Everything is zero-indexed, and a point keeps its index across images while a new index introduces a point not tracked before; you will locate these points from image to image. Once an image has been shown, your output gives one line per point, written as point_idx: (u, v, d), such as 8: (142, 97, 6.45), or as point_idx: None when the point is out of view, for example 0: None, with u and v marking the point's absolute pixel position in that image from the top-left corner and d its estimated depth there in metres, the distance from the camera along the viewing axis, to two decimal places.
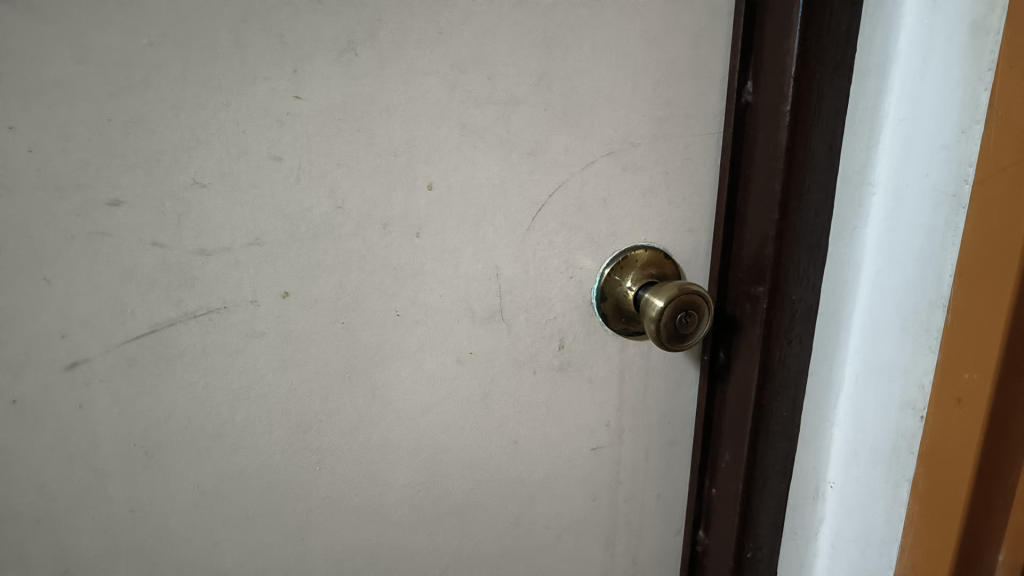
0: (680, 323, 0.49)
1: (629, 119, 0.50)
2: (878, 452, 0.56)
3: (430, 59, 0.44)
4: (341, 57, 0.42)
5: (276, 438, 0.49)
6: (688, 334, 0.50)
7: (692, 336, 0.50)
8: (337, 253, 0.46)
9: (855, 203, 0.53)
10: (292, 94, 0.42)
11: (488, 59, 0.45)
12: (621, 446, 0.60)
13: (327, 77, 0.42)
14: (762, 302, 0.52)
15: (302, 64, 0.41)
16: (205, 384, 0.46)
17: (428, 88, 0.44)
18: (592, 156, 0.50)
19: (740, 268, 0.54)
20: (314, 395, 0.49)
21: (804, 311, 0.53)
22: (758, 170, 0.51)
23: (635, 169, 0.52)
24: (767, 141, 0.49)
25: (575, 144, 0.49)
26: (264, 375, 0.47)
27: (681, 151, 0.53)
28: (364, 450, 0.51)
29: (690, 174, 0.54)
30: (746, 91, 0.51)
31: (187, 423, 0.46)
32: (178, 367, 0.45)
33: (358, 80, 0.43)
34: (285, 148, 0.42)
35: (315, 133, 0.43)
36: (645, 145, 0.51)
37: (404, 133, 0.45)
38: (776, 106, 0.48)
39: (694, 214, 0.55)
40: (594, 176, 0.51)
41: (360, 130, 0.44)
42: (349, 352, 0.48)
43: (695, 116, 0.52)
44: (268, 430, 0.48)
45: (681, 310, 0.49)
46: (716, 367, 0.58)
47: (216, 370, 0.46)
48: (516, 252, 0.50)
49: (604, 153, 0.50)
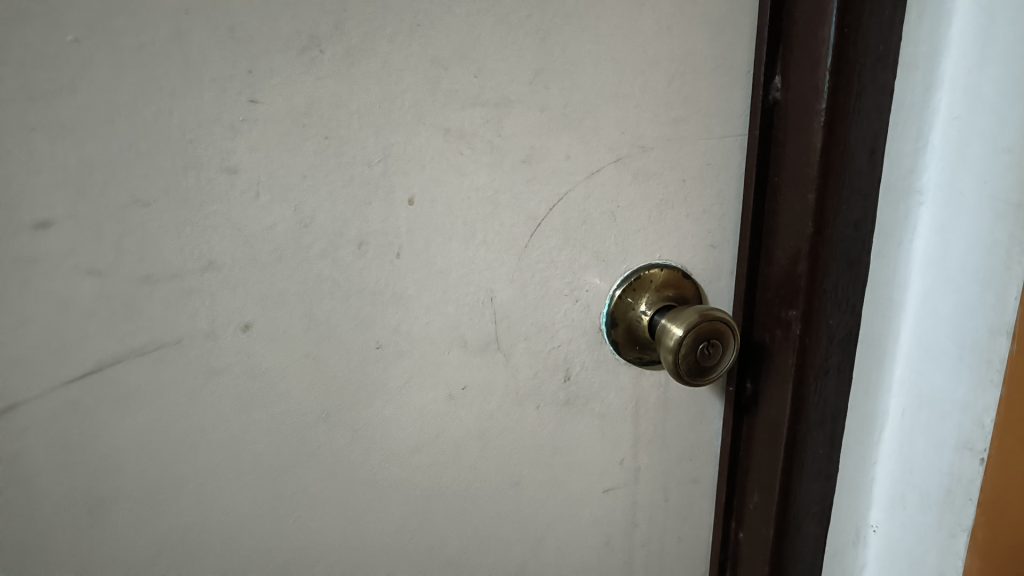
0: (701, 354, 0.43)
1: (639, 121, 0.44)
2: (929, 496, 0.49)
3: (407, 54, 0.38)
4: (305, 55, 0.36)
5: (242, 487, 0.43)
6: (710, 367, 0.43)
7: (715, 369, 0.44)
8: (306, 276, 0.40)
9: (901, 214, 0.46)
10: (249, 97, 0.36)
11: (476, 53, 0.39)
12: (636, 487, 0.53)
13: (290, 79, 0.36)
14: (796, 328, 0.46)
15: (258, 62, 0.36)
16: (158, 427, 0.40)
17: (407, 88, 0.39)
18: (597, 164, 0.44)
19: (768, 289, 0.48)
20: (284, 437, 0.43)
21: (841, 337, 0.47)
22: (789, 178, 0.45)
23: (648, 178, 0.46)
24: (799, 145, 0.43)
25: (578, 149, 0.43)
26: (225, 416, 0.41)
27: (700, 156, 0.46)
28: (344, 497, 0.46)
29: (711, 183, 0.47)
30: (775, 88, 0.45)
31: (140, 472, 0.41)
32: (127, 410, 0.39)
33: (326, 81, 0.37)
34: (241, 159, 0.37)
35: (275, 141, 0.37)
36: (658, 150, 0.45)
37: (380, 140, 0.39)
38: (809, 105, 0.42)
39: (716, 227, 0.49)
40: (601, 187, 0.45)
41: (328, 138, 0.38)
42: (323, 388, 0.43)
43: (716, 117, 0.46)
44: (234, 478, 0.43)
45: (702, 339, 0.42)
46: (743, 399, 0.52)
47: (170, 412, 0.40)
48: (513, 272, 0.44)
49: (611, 160, 0.44)
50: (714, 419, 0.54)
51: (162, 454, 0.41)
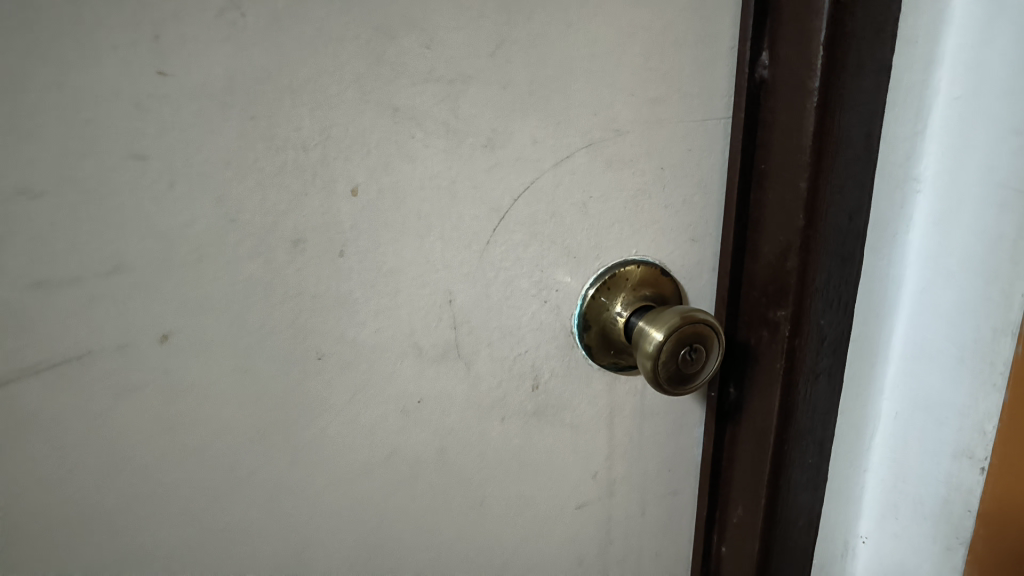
0: (683, 360, 0.38)
1: (613, 101, 0.39)
2: (924, 507, 0.46)
3: (346, 21, 0.33)
4: (225, 20, 0.31)
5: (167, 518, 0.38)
6: (692, 375, 0.39)
7: (698, 377, 0.39)
8: (235, 279, 0.35)
9: (897, 204, 0.43)
10: (160, 69, 0.31)
11: (429, 21, 0.34)
12: (611, 502, 0.49)
13: (207, 49, 0.31)
14: (785, 329, 0.42)
15: (168, 27, 0.30)
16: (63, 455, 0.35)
17: (348, 62, 0.33)
18: (567, 149, 0.39)
19: (755, 286, 0.44)
20: (213, 463, 0.38)
21: (832, 339, 0.43)
22: (777, 165, 0.41)
23: (623, 165, 0.41)
24: (788, 128, 0.39)
25: (545, 133, 0.38)
26: (142, 441, 0.36)
27: (680, 141, 0.42)
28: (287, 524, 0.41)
29: (691, 170, 0.43)
30: (762, 65, 0.40)
31: (48, 501, 0.35)
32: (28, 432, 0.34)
33: (250, 51, 0.32)
34: (151, 143, 0.32)
35: (191, 122, 0.32)
36: (634, 133, 0.41)
37: (316, 121, 0.34)
38: (800, 82, 0.38)
39: (697, 219, 0.45)
40: (571, 176, 0.40)
41: (255, 118, 0.33)
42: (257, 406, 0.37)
43: (697, 97, 0.42)
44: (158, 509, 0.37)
45: (684, 344, 0.38)
46: (727, 406, 0.48)
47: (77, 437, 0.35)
48: (473, 272, 0.40)
49: (582, 145, 0.40)
50: (694, 426, 0.50)
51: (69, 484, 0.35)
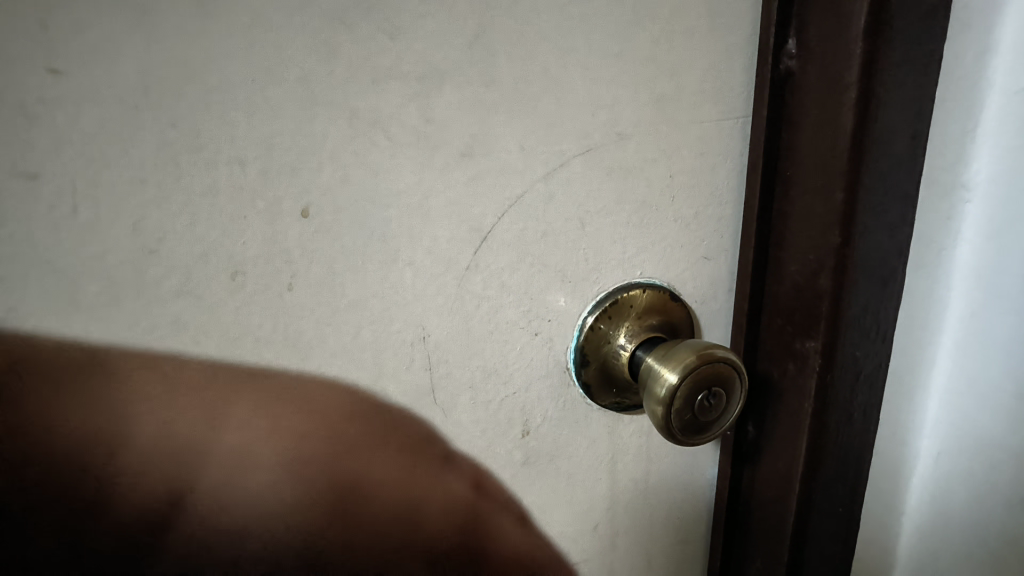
0: (699, 406, 0.33)
1: (617, 99, 0.33)
2: (970, 560, 0.41)
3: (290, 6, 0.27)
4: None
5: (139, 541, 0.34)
6: (710, 421, 0.33)
7: (716, 424, 0.34)
8: (161, 319, 0.30)
9: (940, 217, 0.37)
10: (63, 64, 0.26)
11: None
12: (613, 556, 0.43)
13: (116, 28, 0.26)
14: (815, 364, 0.36)
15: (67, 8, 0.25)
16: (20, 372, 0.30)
17: (291, 57, 0.28)
18: (560, 157, 0.33)
19: (778, 312, 0.38)
20: (130, 489, 0.33)
21: (868, 372, 0.38)
22: (806, 174, 0.35)
23: (626, 174, 0.35)
24: (820, 129, 0.33)
25: (534, 137, 0.32)
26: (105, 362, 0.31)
27: (692, 145, 0.36)
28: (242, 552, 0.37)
29: (704, 179, 0.37)
30: (788, 56, 0.34)
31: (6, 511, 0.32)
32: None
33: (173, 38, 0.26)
34: (47, 161, 0.27)
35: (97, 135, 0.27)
36: (640, 137, 0.35)
37: (255, 131, 0.28)
38: (835, 77, 0.32)
39: (711, 235, 0.39)
40: (565, 188, 0.34)
41: (178, 127, 0.28)
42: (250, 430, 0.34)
43: (712, 94, 0.36)
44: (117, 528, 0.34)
45: (701, 388, 0.32)
46: (745, 446, 0.42)
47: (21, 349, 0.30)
48: (450, 303, 0.34)
49: (578, 151, 0.34)
50: (707, 468, 0.44)
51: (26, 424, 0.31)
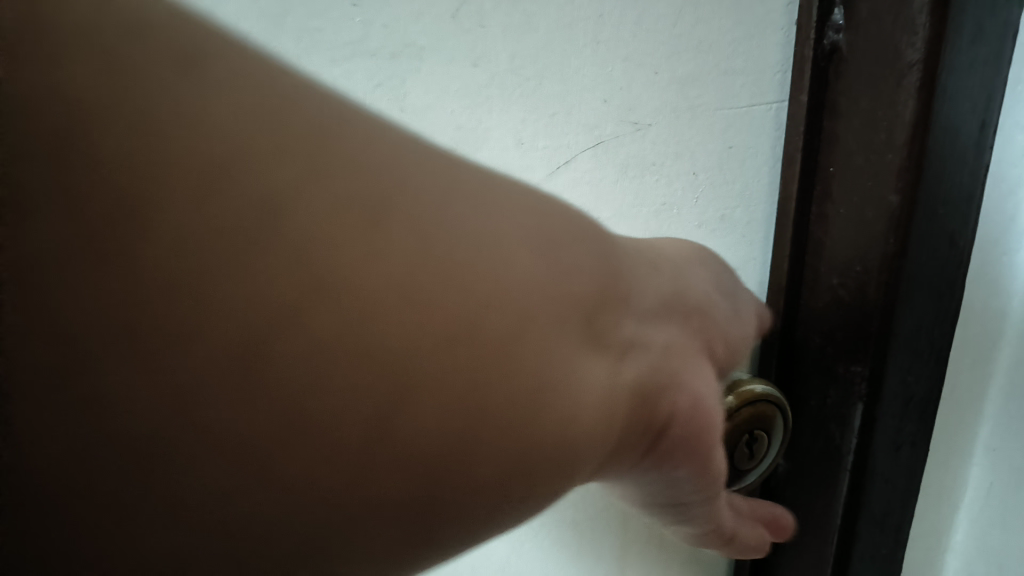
0: (743, 448, 0.31)
1: (632, 82, 0.34)
2: None
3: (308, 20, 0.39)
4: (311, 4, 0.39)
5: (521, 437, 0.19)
6: (749, 462, 0.32)
7: (754, 465, 0.32)
8: None
9: (1003, 220, 0.32)
10: None
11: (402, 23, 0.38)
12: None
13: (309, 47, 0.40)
14: (861, 393, 0.31)
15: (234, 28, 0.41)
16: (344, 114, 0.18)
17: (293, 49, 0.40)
18: (568, 152, 0.37)
19: (815, 332, 0.33)
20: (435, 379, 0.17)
21: (920, 399, 0.33)
22: (853, 172, 0.30)
23: (643, 172, 0.36)
24: (871, 120, 0.28)
25: (534, 135, 0.38)
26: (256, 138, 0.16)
27: (719, 136, 0.33)
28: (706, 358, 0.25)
29: (732, 177, 0.34)
30: (834, 29, 0.29)
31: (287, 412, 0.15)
32: (275, 348, 0.15)
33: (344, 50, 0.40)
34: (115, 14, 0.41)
35: None
36: (661, 125, 0.34)
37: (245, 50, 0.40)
38: (892, 56, 0.27)
39: (737, 245, 0.35)
40: (573, 187, 0.38)
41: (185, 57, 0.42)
42: (656, 280, 0.24)
43: (742, 74, 0.32)
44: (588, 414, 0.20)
45: (745, 430, 0.30)
46: (772, 484, 0.37)
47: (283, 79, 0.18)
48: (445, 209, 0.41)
49: (588, 145, 0.37)
50: None
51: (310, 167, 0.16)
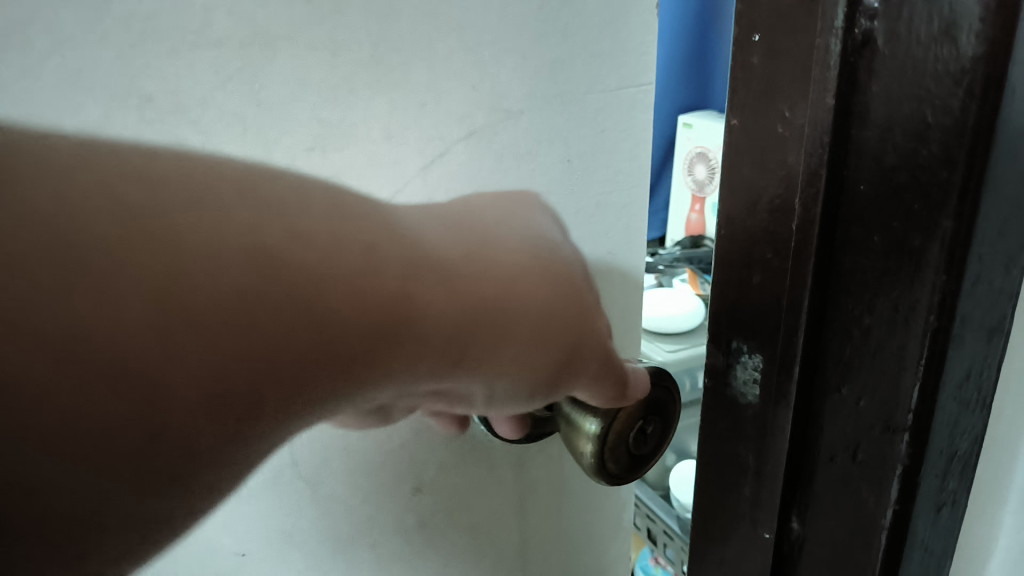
0: (629, 435, 0.37)
1: (501, 71, 0.35)
2: None
3: None
4: (169, 52, 0.29)
5: (335, 396, 0.25)
6: (639, 438, 0.38)
7: (642, 437, 0.38)
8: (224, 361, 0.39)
9: None
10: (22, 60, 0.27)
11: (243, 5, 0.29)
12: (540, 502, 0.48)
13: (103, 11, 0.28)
14: (901, 456, 0.26)
15: None
16: (280, 189, 0.23)
17: None
18: (441, 144, 0.35)
19: (841, 384, 0.28)
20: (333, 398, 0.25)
21: (963, 453, 0.28)
22: (891, 192, 0.24)
23: (518, 160, 0.37)
24: (917, 129, 0.23)
25: (403, 128, 0.34)
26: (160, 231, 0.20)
27: (592, 122, 0.39)
28: (613, 382, 0.32)
29: (606, 158, 0.40)
30: (868, 15, 0.23)
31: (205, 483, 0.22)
32: (210, 404, 0.21)
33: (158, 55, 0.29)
34: None
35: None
36: (529, 113, 0.37)
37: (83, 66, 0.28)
38: (947, 50, 0.22)
39: (613, 232, 0.41)
40: (451, 176, 0.36)
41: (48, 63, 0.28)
42: (465, 271, 0.28)
43: (614, 61, 0.38)
44: (407, 367, 0.27)
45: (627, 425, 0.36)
46: (785, 549, 0.32)
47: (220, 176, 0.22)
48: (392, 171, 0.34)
49: (460, 136, 0.35)
50: (733, 551, 0.35)
51: (280, 235, 0.22)
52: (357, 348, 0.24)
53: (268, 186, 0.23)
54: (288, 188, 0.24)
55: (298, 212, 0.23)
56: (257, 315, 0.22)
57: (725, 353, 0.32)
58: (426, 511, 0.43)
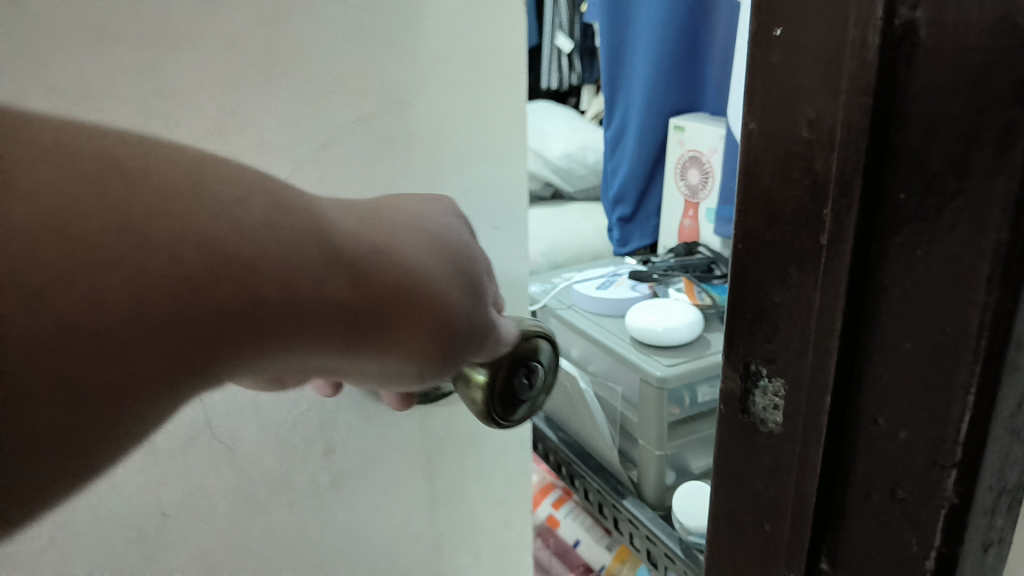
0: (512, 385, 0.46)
1: (395, 63, 0.48)
2: None
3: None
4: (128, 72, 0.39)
5: (249, 351, 0.30)
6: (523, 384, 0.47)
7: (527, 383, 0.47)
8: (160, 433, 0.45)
9: None
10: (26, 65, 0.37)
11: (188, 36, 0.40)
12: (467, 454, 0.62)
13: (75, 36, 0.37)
14: (950, 494, 0.24)
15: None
16: (237, 173, 0.30)
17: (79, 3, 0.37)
18: (348, 126, 0.47)
19: (877, 412, 0.25)
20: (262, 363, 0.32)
21: (1014, 489, 0.25)
22: (937, 203, 0.21)
23: (408, 142, 0.51)
24: (966, 131, 0.20)
25: (307, 120, 0.46)
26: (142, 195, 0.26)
27: (473, 111, 0.53)
28: (474, 346, 0.40)
29: (480, 135, 0.54)
30: (908, 4, 0.20)
31: (136, 419, 0.27)
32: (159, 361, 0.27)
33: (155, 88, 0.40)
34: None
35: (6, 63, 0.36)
36: (420, 100, 0.50)
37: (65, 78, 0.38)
38: (1004, 41, 0.19)
39: (499, 211, 0.57)
40: (347, 155, 0.48)
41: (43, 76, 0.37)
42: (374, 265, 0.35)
43: (489, 64, 0.53)
44: (317, 337, 0.33)
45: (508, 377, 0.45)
46: None
47: (180, 164, 0.28)
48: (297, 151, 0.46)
49: (361, 118, 0.48)
50: None
51: (226, 216, 0.28)
52: (273, 315, 0.31)
53: (213, 167, 0.29)
54: (250, 175, 0.31)
55: (243, 195, 0.29)
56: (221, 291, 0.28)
57: (742, 377, 0.30)
58: (340, 468, 0.55)
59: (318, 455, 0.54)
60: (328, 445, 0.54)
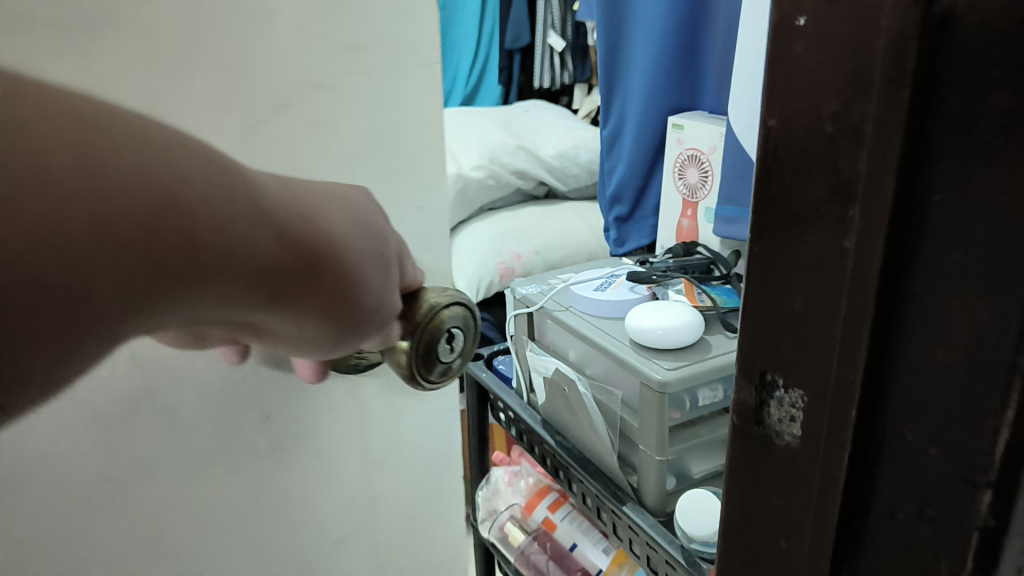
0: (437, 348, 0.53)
1: (322, 45, 0.53)
2: None
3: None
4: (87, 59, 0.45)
5: (183, 303, 0.31)
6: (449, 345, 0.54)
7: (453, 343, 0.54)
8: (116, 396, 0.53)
9: None
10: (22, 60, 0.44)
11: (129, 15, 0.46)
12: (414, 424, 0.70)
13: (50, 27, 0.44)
14: (983, 515, 0.22)
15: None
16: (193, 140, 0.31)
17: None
18: (275, 104, 0.53)
19: (905, 425, 0.24)
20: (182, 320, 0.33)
21: None
22: (978, 205, 0.20)
23: (333, 122, 0.56)
24: (1009, 127, 0.19)
25: (235, 100, 0.51)
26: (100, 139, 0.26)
27: (396, 96, 0.58)
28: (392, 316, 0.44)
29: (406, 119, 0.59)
30: None
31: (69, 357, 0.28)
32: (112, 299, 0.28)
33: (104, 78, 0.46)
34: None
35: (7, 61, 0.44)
36: (341, 81, 0.55)
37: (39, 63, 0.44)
38: None
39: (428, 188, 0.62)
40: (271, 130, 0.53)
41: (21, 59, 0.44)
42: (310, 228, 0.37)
43: (412, 52, 0.58)
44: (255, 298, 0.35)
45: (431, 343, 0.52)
46: None
47: (134, 118, 0.28)
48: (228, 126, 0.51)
49: (289, 101, 0.53)
50: None
51: (179, 171, 0.29)
52: (214, 270, 0.32)
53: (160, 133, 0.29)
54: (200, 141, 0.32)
55: (193, 150, 0.31)
56: (175, 245, 0.30)
57: (757, 388, 0.28)
58: (276, 438, 0.62)
59: (255, 425, 0.61)
60: (265, 415, 0.61)
